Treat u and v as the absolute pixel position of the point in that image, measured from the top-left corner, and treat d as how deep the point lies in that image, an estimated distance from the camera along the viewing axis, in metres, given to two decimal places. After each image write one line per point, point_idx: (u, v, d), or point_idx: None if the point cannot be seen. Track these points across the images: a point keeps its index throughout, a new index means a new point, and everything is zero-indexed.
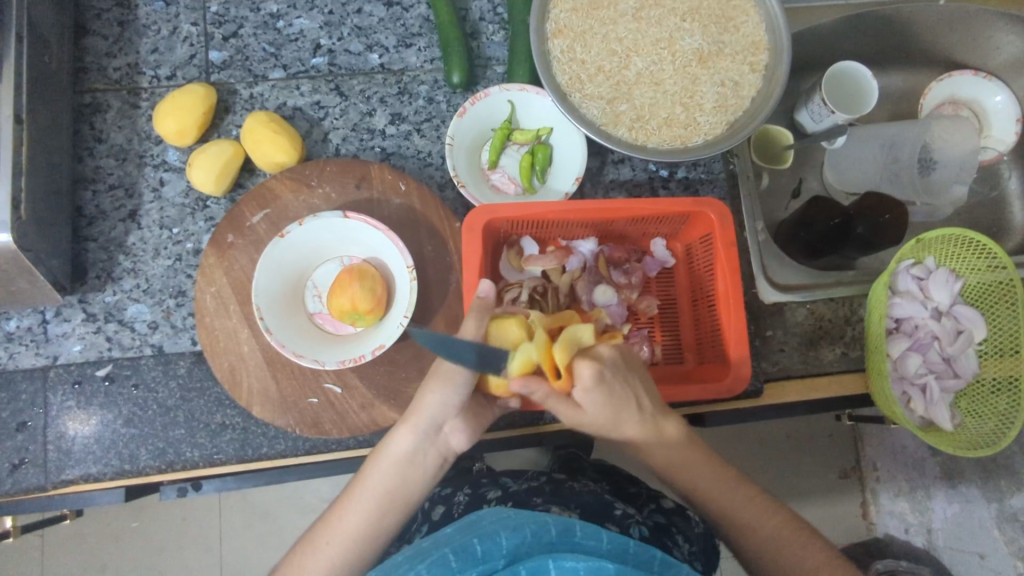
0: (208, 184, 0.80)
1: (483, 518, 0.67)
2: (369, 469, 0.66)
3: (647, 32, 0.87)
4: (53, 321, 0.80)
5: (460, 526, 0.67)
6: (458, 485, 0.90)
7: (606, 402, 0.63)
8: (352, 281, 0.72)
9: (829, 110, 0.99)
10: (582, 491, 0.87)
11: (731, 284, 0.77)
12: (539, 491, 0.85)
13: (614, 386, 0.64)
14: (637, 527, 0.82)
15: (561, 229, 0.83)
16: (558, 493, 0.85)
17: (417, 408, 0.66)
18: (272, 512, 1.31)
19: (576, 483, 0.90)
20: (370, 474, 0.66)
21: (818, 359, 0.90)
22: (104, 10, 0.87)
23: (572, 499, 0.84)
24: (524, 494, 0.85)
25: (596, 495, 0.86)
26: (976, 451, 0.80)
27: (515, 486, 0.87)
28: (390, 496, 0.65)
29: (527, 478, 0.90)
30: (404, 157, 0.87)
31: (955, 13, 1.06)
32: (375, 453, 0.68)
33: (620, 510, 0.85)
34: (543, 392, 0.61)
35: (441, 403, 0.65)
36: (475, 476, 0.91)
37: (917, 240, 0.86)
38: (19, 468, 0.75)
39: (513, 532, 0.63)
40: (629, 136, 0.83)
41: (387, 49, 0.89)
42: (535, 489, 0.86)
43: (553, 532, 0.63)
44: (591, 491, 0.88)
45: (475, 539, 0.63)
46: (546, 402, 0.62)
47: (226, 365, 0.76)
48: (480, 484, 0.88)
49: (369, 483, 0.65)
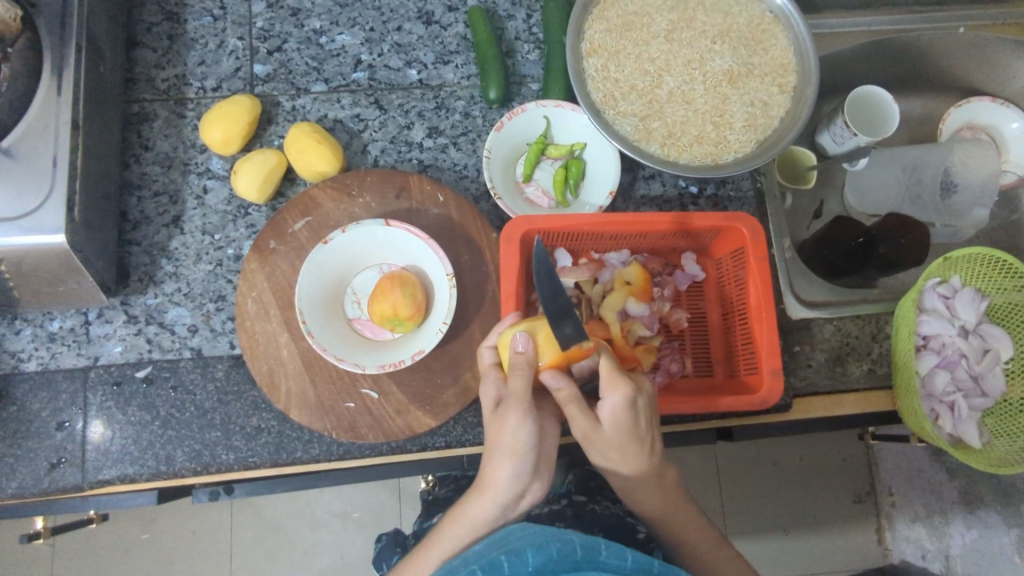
0: (252, 191, 0.82)
1: (510, 532, 0.63)
2: (450, 527, 0.67)
3: (678, 53, 0.90)
4: (96, 323, 0.81)
5: (487, 542, 0.63)
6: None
7: (626, 427, 0.64)
8: (394, 288, 0.74)
9: (851, 132, 1.01)
10: (604, 513, 0.86)
11: (763, 296, 0.79)
12: (560, 516, 0.84)
13: (641, 417, 0.64)
14: (660, 552, 0.81)
15: (594, 241, 0.85)
16: (581, 517, 0.84)
17: (488, 481, 0.64)
18: (284, 527, 1.30)
19: (597, 504, 0.88)
20: (451, 532, 0.67)
21: (846, 375, 0.91)
22: (154, 24, 0.90)
23: (596, 522, 0.84)
24: (545, 517, 0.84)
25: (618, 518, 0.85)
26: (1004, 468, 0.81)
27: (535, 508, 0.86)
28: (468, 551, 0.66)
29: (548, 500, 0.89)
30: (441, 169, 0.89)
31: (975, 42, 1.09)
32: (454, 512, 0.68)
33: (643, 532, 0.84)
34: (570, 391, 0.63)
35: (512, 475, 0.64)
36: None
37: (945, 257, 0.87)
38: (57, 467, 0.76)
39: (539, 550, 0.59)
40: (662, 152, 0.85)
41: (426, 66, 0.92)
42: (557, 513, 0.85)
43: (580, 553, 0.59)
44: (613, 512, 0.86)
45: (500, 556, 0.59)
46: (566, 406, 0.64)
47: (265, 368, 0.77)
48: None
49: (450, 541, 0.66)
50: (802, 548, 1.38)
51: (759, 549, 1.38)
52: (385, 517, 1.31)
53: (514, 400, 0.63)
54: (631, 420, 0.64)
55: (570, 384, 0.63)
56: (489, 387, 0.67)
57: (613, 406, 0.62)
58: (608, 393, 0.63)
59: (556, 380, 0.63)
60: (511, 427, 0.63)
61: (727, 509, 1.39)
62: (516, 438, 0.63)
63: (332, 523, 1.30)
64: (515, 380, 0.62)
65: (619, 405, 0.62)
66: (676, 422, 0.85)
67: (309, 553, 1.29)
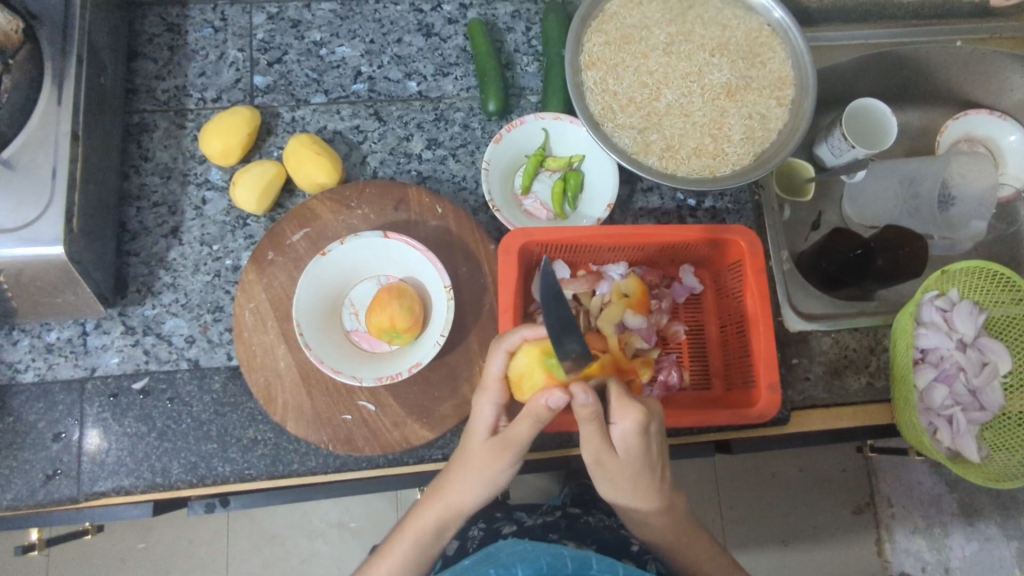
0: (250, 203, 0.83)
1: (500, 549, 0.68)
2: (404, 534, 0.70)
3: (676, 66, 0.91)
4: (93, 334, 0.81)
5: (477, 558, 0.68)
6: (473, 517, 0.87)
7: (640, 454, 0.64)
8: (391, 300, 0.73)
9: (849, 145, 1.02)
10: (597, 526, 0.83)
11: (762, 311, 0.79)
12: (554, 526, 0.82)
13: (653, 441, 0.64)
14: (654, 565, 0.80)
15: (592, 254, 0.85)
16: (574, 528, 0.82)
17: (456, 502, 0.67)
18: (280, 537, 1.29)
19: (591, 517, 0.85)
20: (401, 538, 0.70)
21: (844, 388, 0.91)
22: (155, 35, 0.90)
23: (588, 534, 0.82)
24: (539, 530, 0.82)
25: (612, 529, 0.84)
26: (1001, 483, 0.81)
27: (530, 519, 0.84)
28: (417, 561, 0.70)
29: (542, 511, 0.86)
30: (440, 181, 0.89)
31: (972, 55, 1.09)
32: (410, 518, 0.70)
33: (637, 544, 0.82)
34: (594, 409, 0.58)
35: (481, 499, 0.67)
36: (489, 509, 0.88)
37: (944, 271, 0.86)
38: (52, 479, 0.76)
39: (528, 564, 0.64)
40: (660, 164, 0.85)
41: (425, 78, 0.93)
42: (550, 524, 0.83)
43: (570, 565, 0.64)
44: (607, 526, 0.84)
45: (490, 568, 0.64)
46: (587, 420, 0.60)
47: (262, 380, 0.76)
48: (494, 517, 0.86)
49: (412, 547, 0.69)
50: (801, 561, 1.37)
51: (757, 561, 1.36)
52: (383, 526, 1.30)
53: (507, 445, 0.63)
54: (643, 445, 0.63)
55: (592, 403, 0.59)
56: (487, 413, 0.67)
57: (624, 431, 0.62)
58: (619, 418, 0.62)
59: (585, 397, 0.57)
60: (499, 469, 0.65)
61: (726, 520, 1.38)
62: (494, 478, 0.65)
63: (329, 533, 1.29)
64: (522, 427, 0.62)
65: (629, 430, 0.62)
66: (672, 434, 0.86)
67: (305, 563, 1.28)
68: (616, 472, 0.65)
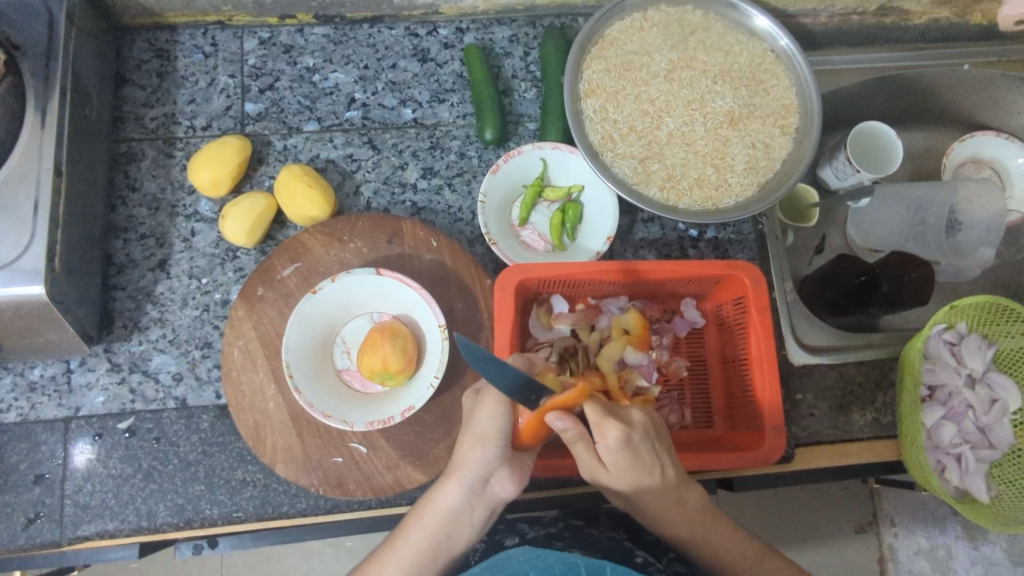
0: (240, 237, 0.80)
1: (510, 556, 0.65)
2: (414, 521, 0.66)
3: (678, 93, 0.89)
4: (77, 371, 0.79)
5: (484, 565, 0.64)
6: None
7: (631, 466, 0.62)
8: (384, 341, 0.71)
9: (854, 168, 0.99)
10: (602, 537, 0.78)
11: (763, 350, 0.76)
12: (557, 536, 0.77)
13: (642, 451, 0.62)
14: None
15: (591, 289, 0.82)
16: (579, 539, 0.77)
17: (462, 465, 0.64)
18: (274, 556, 1.19)
19: (595, 528, 0.80)
20: (412, 526, 0.65)
21: (849, 424, 0.88)
22: (144, 61, 0.88)
23: (593, 544, 0.76)
24: (542, 540, 0.76)
25: (616, 542, 0.77)
26: (1013, 527, 0.79)
27: (533, 531, 0.78)
28: (428, 552, 0.64)
29: (544, 522, 0.80)
30: (435, 212, 0.87)
31: (980, 77, 1.06)
32: (422, 502, 0.66)
33: (641, 557, 0.75)
34: (577, 432, 0.60)
35: (485, 460, 0.64)
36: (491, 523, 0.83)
37: (949, 307, 0.82)
38: (34, 522, 0.73)
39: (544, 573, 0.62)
40: (661, 196, 0.83)
41: (421, 104, 0.90)
42: (553, 535, 0.77)
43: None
44: (610, 537, 0.78)
45: None
46: (573, 445, 0.62)
47: (251, 421, 0.74)
48: (496, 529, 0.80)
49: (420, 533, 0.65)
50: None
51: None
52: None
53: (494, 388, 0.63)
54: (630, 456, 0.62)
55: (577, 425, 0.60)
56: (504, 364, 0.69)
57: (607, 449, 0.61)
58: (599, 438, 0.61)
59: (561, 423, 0.59)
60: (485, 411, 0.63)
61: None
62: (485, 430, 0.63)
63: (327, 554, 1.19)
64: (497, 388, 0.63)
65: (611, 447, 0.60)
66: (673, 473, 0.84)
67: None
68: (614, 481, 0.64)
